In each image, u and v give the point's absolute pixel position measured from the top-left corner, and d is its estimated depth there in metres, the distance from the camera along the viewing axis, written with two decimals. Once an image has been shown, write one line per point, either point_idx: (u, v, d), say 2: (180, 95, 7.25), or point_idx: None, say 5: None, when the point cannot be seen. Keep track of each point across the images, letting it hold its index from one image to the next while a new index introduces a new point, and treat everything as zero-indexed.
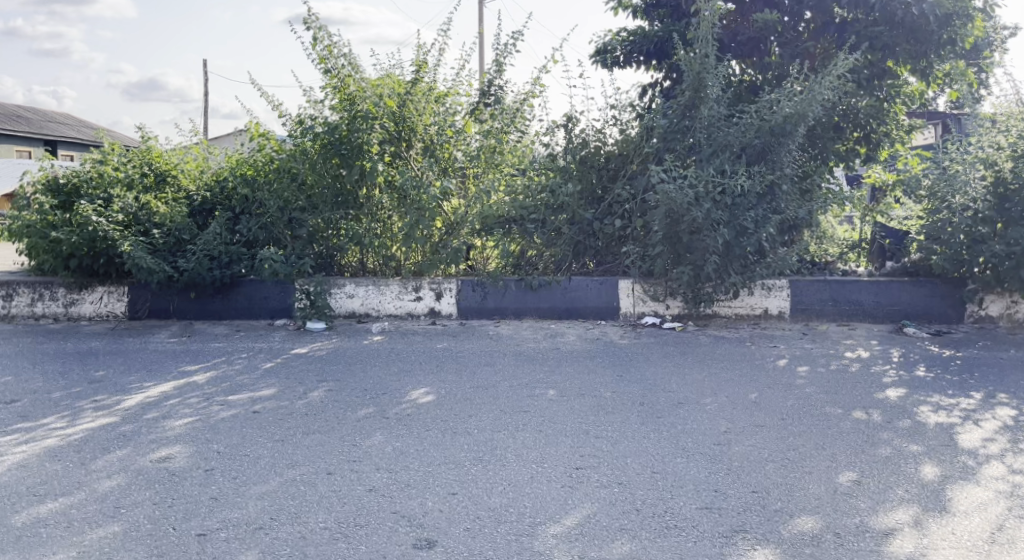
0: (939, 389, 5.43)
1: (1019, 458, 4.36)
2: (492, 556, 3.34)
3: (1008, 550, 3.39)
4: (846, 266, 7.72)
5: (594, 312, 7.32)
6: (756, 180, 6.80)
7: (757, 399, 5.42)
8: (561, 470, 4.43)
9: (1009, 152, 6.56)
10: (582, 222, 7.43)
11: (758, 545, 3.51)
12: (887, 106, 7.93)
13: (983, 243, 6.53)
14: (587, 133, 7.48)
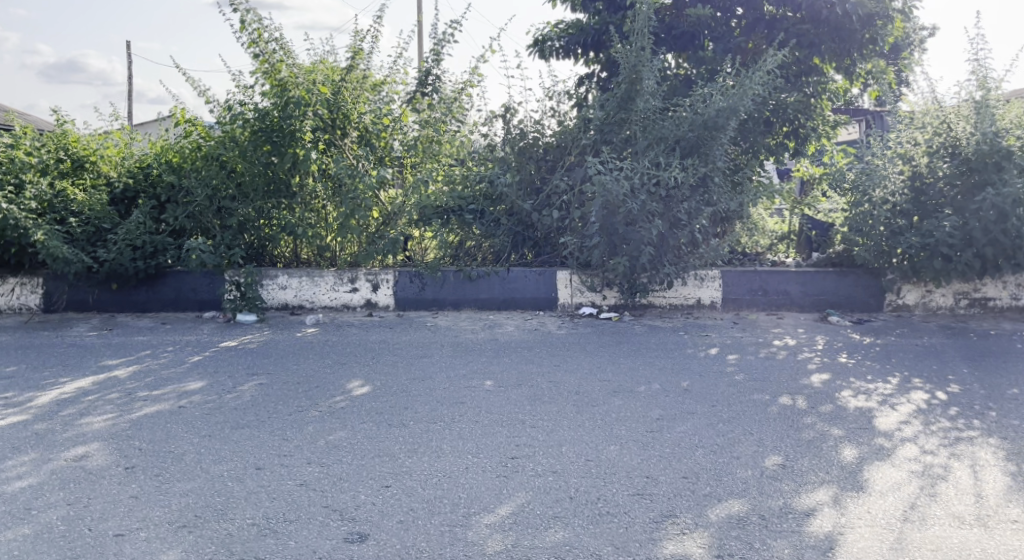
0: (859, 374, 5.66)
1: (932, 439, 4.57)
2: (424, 548, 3.32)
3: (920, 528, 3.55)
4: (776, 256, 8.00)
5: (531, 303, 7.34)
6: (690, 173, 6.93)
7: (690, 386, 5.54)
8: (497, 459, 4.44)
9: (925, 148, 6.89)
10: (520, 214, 7.43)
11: (687, 530, 3.59)
12: (814, 102, 8.03)
13: (902, 235, 6.79)
14: (525, 124, 7.51)
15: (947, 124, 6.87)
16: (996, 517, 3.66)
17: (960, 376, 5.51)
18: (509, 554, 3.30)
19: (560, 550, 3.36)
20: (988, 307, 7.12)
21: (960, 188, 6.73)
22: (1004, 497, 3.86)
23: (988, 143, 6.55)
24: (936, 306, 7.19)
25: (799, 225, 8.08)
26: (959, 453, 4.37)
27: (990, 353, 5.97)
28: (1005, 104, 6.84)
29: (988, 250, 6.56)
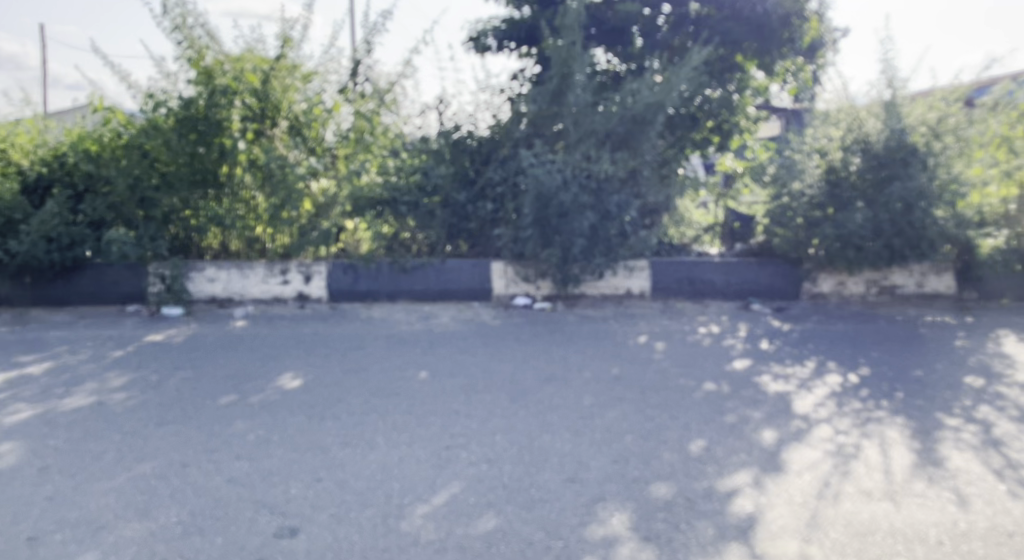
0: (779, 359, 5.92)
1: (845, 420, 4.83)
2: (356, 540, 3.33)
3: (832, 505, 3.77)
4: (702, 248, 8.19)
5: (466, 294, 7.36)
6: (620, 166, 7.23)
7: (620, 374, 5.68)
8: (431, 450, 4.47)
9: (839, 144, 7.21)
10: (454, 205, 7.46)
11: (615, 513, 3.71)
12: (737, 99, 8.24)
13: (818, 227, 7.16)
14: (460, 116, 7.53)
15: (860, 120, 7.22)
16: (901, 492, 3.91)
17: (871, 360, 5.83)
18: (442, 543, 3.33)
19: (493, 537, 3.42)
20: (895, 294, 7.54)
21: (870, 181, 7.08)
22: (908, 473, 4.12)
23: (895, 139, 6.96)
24: (850, 294, 7.56)
25: (724, 217, 8.25)
26: (868, 432, 4.64)
27: (898, 338, 6.34)
28: (911, 103, 7.24)
29: (895, 241, 6.96)
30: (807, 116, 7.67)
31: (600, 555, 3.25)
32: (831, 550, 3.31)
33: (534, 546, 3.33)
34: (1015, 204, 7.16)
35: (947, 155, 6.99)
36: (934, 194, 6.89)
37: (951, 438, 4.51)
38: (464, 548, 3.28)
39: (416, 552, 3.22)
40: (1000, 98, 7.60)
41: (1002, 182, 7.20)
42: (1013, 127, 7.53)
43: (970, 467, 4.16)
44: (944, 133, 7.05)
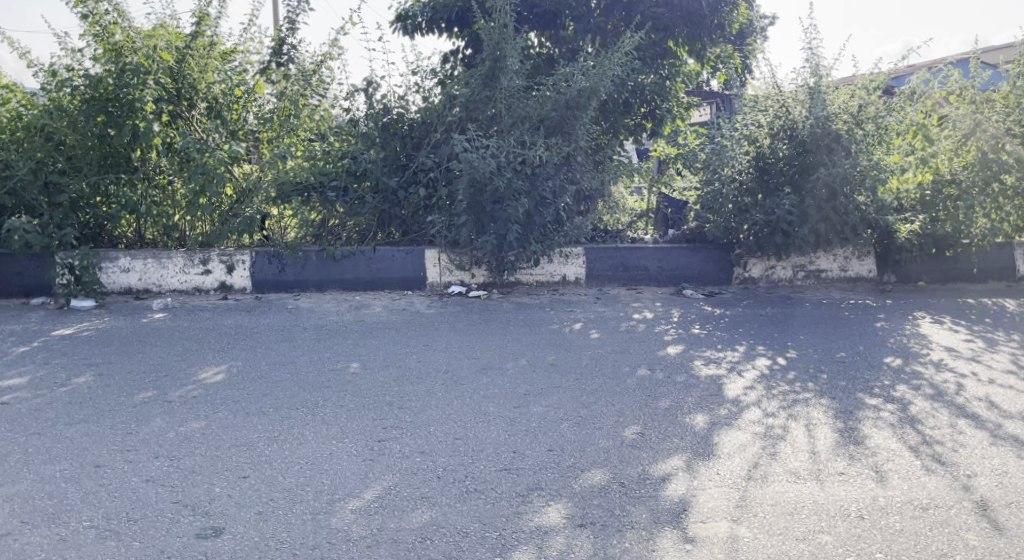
0: (710, 344, 6.00)
1: (773, 402, 4.93)
2: (285, 539, 3.19)
3: (761, 486, 3.84)
4: (636, 234, 8.22)
5: (399, 283, 7.24)
6: (554, 152, 7.15)
7: (555, 361, 5.66)
8: (363, 444, 4.34)
9: (767, 130, 7.32)
10: (385, 191, 7.29)
11: (551, 501, 3.68)
12: (669, 84, 8.35)
13: (747, 213, 7.35)
14: (390, 99, 7.34)
15: (787, 108, 7.32)
16: (826, 471, 4.01)
17: (797, 343, 5.98)
18: (374, 538, 3.24)
19: (426, 530, 3.34)
20: (821, 278, 7.75)
21: (797, 167, 7.26)
22: (833, 452, 4.23)
23: (821, 127, 7.06)
24: (778, 278, 7.74)
25: (657, 203, 8.46)
26: (795, 414, 4.74)
27: (823, 321, 6.51)
28: (834, 90, 7.38)
29: (821, 226, 7.13)
30: (737, 102, 7.80)
31: (536, 544, 3.23)
32: (760, 531, 3.38)
33: (469, 538, 3.28)
34: (930, 189, 7.56)
35: (868, 141, 7.20)
36: (856, 179, 7.09)
37: (872, 417, 4.65)
38: (397, 542, 3.20)
39: (345, 549, 3.12)
40: (917, 86, 7.71)
41: (917, 168, 7.54)
42: (927, 116, 7.69)
43: (890, 445, 4.29)
44: (866, 121, 7.22)
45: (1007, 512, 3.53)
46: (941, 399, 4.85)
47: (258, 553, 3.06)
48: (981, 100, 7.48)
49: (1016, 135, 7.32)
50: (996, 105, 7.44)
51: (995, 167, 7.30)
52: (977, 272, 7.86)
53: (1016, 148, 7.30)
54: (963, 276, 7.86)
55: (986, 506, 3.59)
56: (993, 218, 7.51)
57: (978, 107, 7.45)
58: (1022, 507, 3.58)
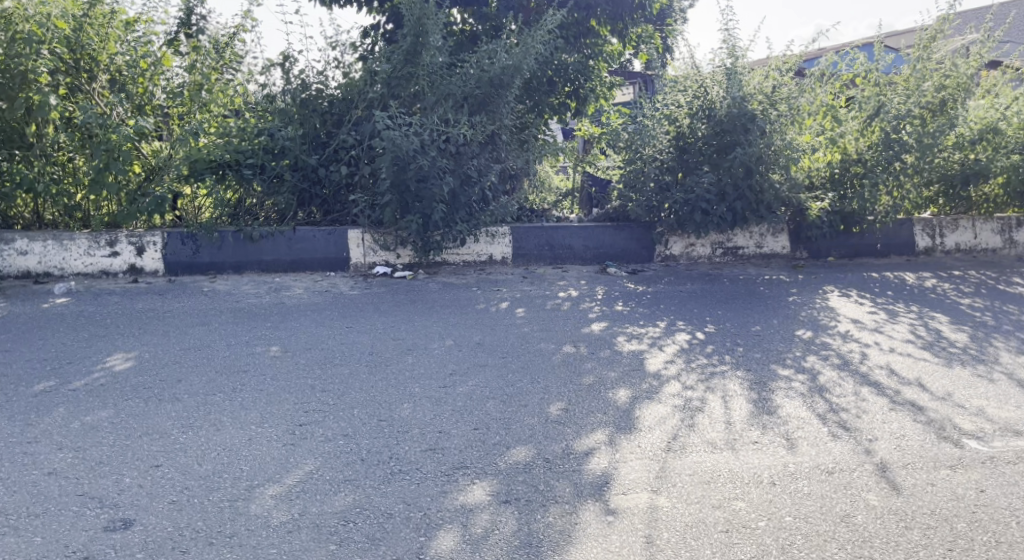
0: (633, 320, 6.12)
1: (692, 375, 5.07)
2: (201, 528, 3.09)
3: (680, 457, 3.95)
4: (562, 212, 8.45)
5: (321, 264, 7.09)
6: (478, 130, 7.08)
7: (481, 340, 5.65)
8: (283, 428, 4.23)
9: (687, 111, 7.48)
10: (304, 169, 7.10)
11: (477, 479, 3.68)
12: (592, 64, 8.31)
13: (669, 191, 7.52)
14: (308, 75, 7.16)
15: (704, 88, 7.48)
16: (741, 440, 4.16)
17: (715, 317, 6.15)
18: (294, 524, 3.18)
19: (349, 513, 3.30)
20: (738, 255, 7.99)
21: (715, 146, 7.44)
22: (747, 421, 4.39)
23: (737, 106, 7.26)
24: (698, 255, 7.94)
25: (582, 182, 8.65)
26: (713, 386, 4.89)
27: (740, 296, 6.73)
28: (750, 71, 7.56)
29: (737, 204, 7.42)
30: (658, 82, 7.88)
31: (460, 523, 3.24)
32: (679, 500, 3.48)
33: (393, 519, 3.26)
34: (837, 168, 7.84)
35: (782, 121, 7.41)
36: (770, 158, 7.36)
37: (784, 387, 4.84)
38: (319, 527, 3.16)
39: (264, 536, 3.05)
40: (826, 68, 8.02)
41: (826, 148, 7.84)
42: (836, 97, 8.05)
43: (800, 413, 4.48)
44: (779, 101, 7.43)
45: (905, 473, 3.74)
46: (847, 368, 5.10)
47: (171, 543, 2.96)
48: (884, 83, 7.85)
49: (915, 117, 7.70)
50: (898, 88, 7.78)
51: (896, 146, 7.62)
52: (880, 248, 8.29)
53: (915, 130, 7.67)
54: (868, 251, 8.27)
55: (886, 468, 3.80)
56: (895, 196, 7.89)
57: (881, 89, 7.79)
58: (917, 468, 3.81)
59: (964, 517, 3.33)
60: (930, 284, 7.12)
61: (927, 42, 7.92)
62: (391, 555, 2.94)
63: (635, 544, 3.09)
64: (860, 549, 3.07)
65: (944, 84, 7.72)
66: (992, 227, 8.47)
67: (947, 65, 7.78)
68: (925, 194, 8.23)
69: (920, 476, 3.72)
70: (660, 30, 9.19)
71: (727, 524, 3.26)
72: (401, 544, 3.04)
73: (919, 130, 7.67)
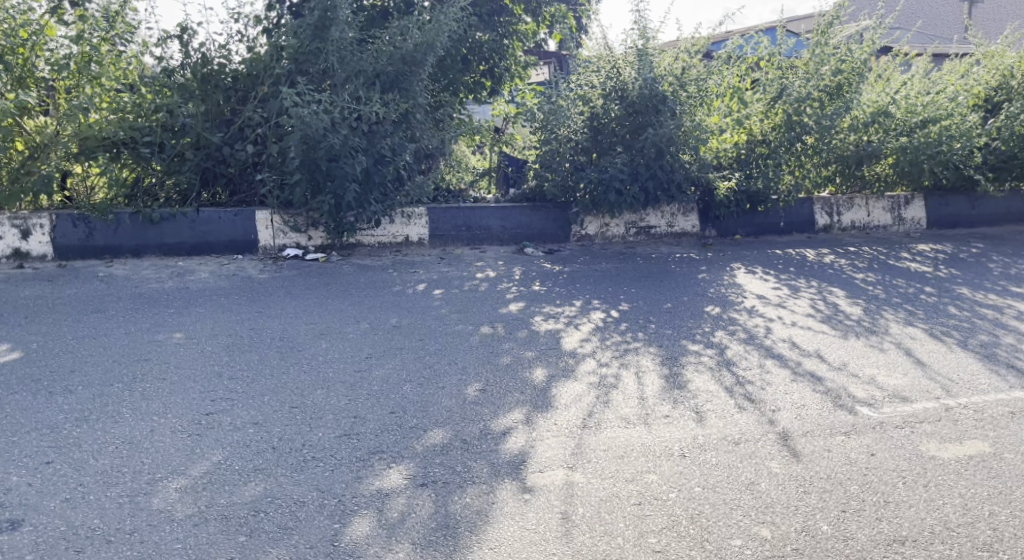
0: (550, 300, 6.17)
1: (606, 352, 5.16)
2: (98, 526, 2.93)
3: (595, 433, 4.01)
4: (478, 193, 8.25)
5: (227, 247, 6.83)
6: (392, 109, 6.91)
7: (398, 323, 5.57)
8: (188, 418, 4.05)
9: (600, 91, 7.55)
10: (208, 147, 6.84)
11: (393, 463, 3.63)
12: (507, 42, 8.28)
13: (583, 171, 7.59)
14: (209, 48, 6.83)
15: (617, 68, 7.59)
16: (653, 414, 4.26)
17: (629, 296, 6.27)
18: (201, 516, 3.05)
19: (259, 503, 3.19)
20: (651, 235, 8.15)
21: (628, 127, 7.60)
22: (658, 396, 4.49)
23: (649, 88, 7.40)
24: (612, 235, 8.06)
25: (497, 161, 8.38)
26: (627, 362, 4.99)
27: (653, 274, 6.88)
28: (660, 53, 7.69)
29: (649, 184, 7.58)
30: (572, 62, 7.96)
31: (375, 508, 3.18)
32: (593, 475, 3.54)
33: (306, 507, 3.17)
34: (744, 149, 8.17)
35: (691, 103, 7.62)
36: (680, 139, 7.56)
37: (693, 362, 4.99)
38: (227, 518, 3.04)
39: (168, 530, 2.92)
40: (733, 51, 8.28)
41: (733, 129, 8.11)
42: (743, 79, 8.33)
43: (709, 387, 4.62)
44: (688, 83, 7.62)
45: (805, 441, 3.92)
46: (752, 342, 5.30)
47: (65, 543, 2.79)
48: (786, 66, 8.16)
49: (813, 100, 8.02)
50: (798, 71, 8.10)
51: (798, 128, 8.06)
52: (784, 226, 8.63)
53: (813, 112, 8.03)
54: (772, 229, 8.59)
55: (788, 437, 3.97)
56: (796, 175, 8.40)
57: (783, 72, 8.12)
58: (816, 435, 4.00)
59: (857, 479, 3.52)
60: (829, 260, 7.48)
61: (824, 27, 8.20)
62: (303, 544, 2.87)
63: (551, 521, 3.12)
64: (763, 515, 3.20)
65: (840, 68, 7.96)
66: (883, 205, 8.99)
67: (842, 50, 8.06)
68: (824, 173, 8.73)
69: (818, 443, 3.91)
70: (574, 10, 8.95)
71: (639, 497, 3.34)
72: (313, 532, 2.97)
73: (818, 113, 8.03)
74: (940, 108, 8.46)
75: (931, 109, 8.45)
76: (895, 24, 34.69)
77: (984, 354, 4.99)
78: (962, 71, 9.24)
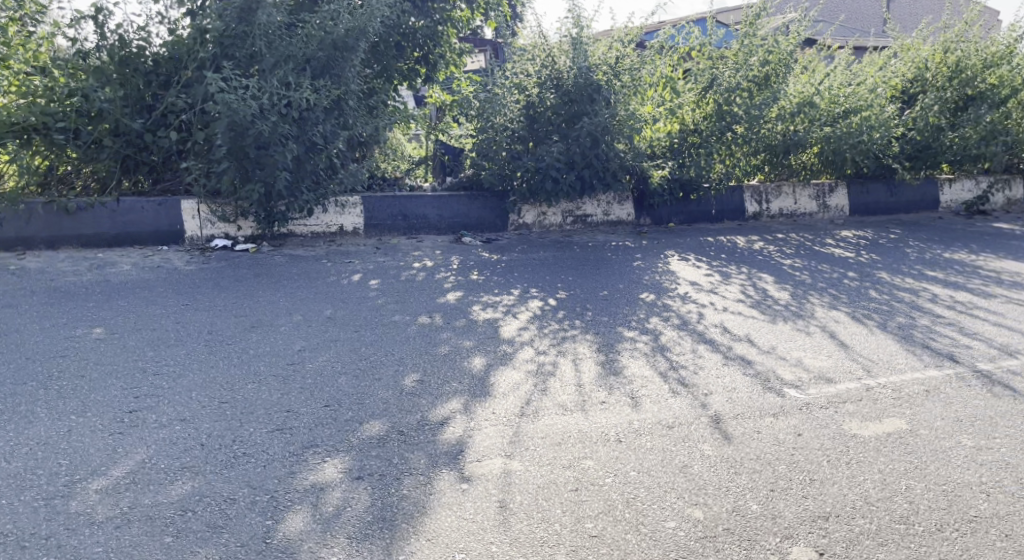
0: (488, 289, 6.14)
1: (544, 340, 5.17)
2: (9, 531, 2.77)
3: (532, 421, 4.01)
4: (414, 181, 8.40)
5: (151, 237, 6.61)
6: (323, 95, 6.74)
7: (332, 314, 5.46)
8: (110, 416, 3.88)
9: (535, 80, 7.60)
10: (128, 134, 6.57)
11: (328, 457, 3.55)
12: (441, 29, 8.01)
13: (520, 160, 7.60)
14: (126, 30, 6.51)
15: (552, 57, 7.64)
16: (590, 401, 4.29)
17: (566, 284, 6.31)
18: (123, 518, 2.92)
19: (187, 502, 3.07)
20: (587, 223, 8.22)
21: (563, 116, 7.62)
22: (595, 383, 4.53)
23: (583, 77, 7.48)
24: (550, 224, 8.10)
25: (433, 149, 8.36)
26: (564, 350, 5.02)
27: (589, 262, 6.94)
28: (595, 42, 7.75)
29: (585, 173, 7.64)
30: (507, 50, 7.94)
31: (310, 503, 3.11)
32: (531, 463, 3.54)
33: (236, 504, 3.08)
34: (677, 138, 8.34)
35: (624, 92, 7.70)
36: (614, 129, 7.62)
37: (629, 348, 5.05)
38: (152, 519, 2.92)
39: (88, 534, 2.79)
40: (665, 41, 8.36)
41: (665, 118, 8.21)
42: (675, 69, 8.40)
43: (644, 372, 4.69)
44: (623, 73, 7.67)
45: (736, 423, 4.01)
46: (686, 327, 5.40)
47: None
48: (716, 56, 8.35)
49: (743, 90, 8.25)
50: (728, 61, 8.30)
51: (728, 117, 8.28)
52: (715, 213, 8.83)
53: (743, 102, 8.26)
54: (704, 217, 8.78)
55: (720, 420, 4.06)
56: (727, 164, 8.63)
57: (714, 63, 8.30)
58: (746, 417, 4.10)
59: (785, 459, 3.62)
60: (759, 246, 7.69)
61: (752, 19, 8.40)
62: (235, 542, 2.78)
63: (489, 509, 3.11)
64: (696, 497, 3.26)
65: (768, 59, 8.31)
66: (809, 192, 9.30)
67: (770, 42, 8.32)
68: (754, 162, 8.97)
69: (748, 424, 4.01)
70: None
71: (576, 483, 3.35)
72: (244, 530, 2.88)
73: (746, 103, 8.26)
74: (860, 99, 8.76)
75: (853, 100, 8.74)
76: (823, 18, 35.93)
77: (902, 336, 5.21)
78: (881, 63, 9.63)
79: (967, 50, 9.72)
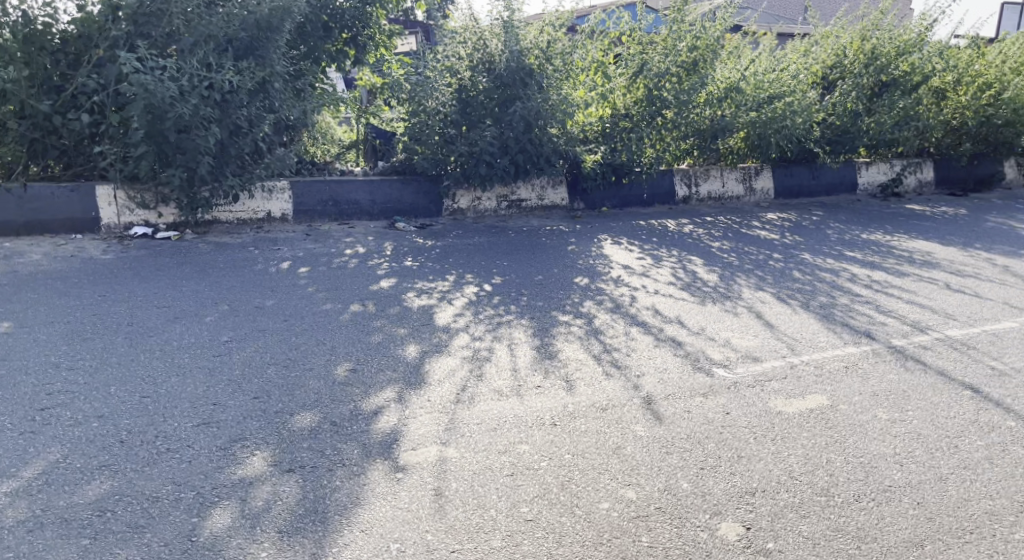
0: (423, 275, 6.08)
1: (479, 326, 5.15)
2: None
3: (468, 407, 3.99)
4: (344, 165, 8.42)
5: (65, 225, 6.31)
6: (247, 77, 6.52)
7: (261, 304, 5.30)
8: (20, 415, 3.66)
9: (467, 64, 7.53)
10: (35, 116, 6.25)
11: (256, 450, 3.45)
12: (370, 10, 7.79)
13: (453, 143, 7.57)
14: (30, 6, 6.15)
15: (484, 40, 7.57)
16: (525, 385, 4.29)
17: (502, 269, 6.28)
18: (35, 521, 2.77)
19: (105, 502, 2.94)
20: (522, 208, 8.18)
21: (496, 100, 7.59)
22: (530, 367, 4.54)
23: (516, 61, 7.43)
24: (484, 209, 8.04)
25: (365, 133, 8.37)
26: (499, 335, 5.00)
27: (524, 247, 6.94)
28: (526, 26, 7.72)
29: (518, 157, 7.67)
30: (438, 32, 7.78)
31: (238, 498, 3.01)
32: (466, 449, 3.52)
33: (160, 502, 2.96)
34: (608, 123, 8.37)
35: (556, 77, 7.74)
36: (547, 113, 7.61)
37: (563, 332, 5.07)
38: (66, 522, 2.78)
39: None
40: (595, 25, 8.46)
41: (598, 103, 8.31)
42: (605, 54, 8.49)
43: (578, 355, 4.73)
44: (554, 57, 7.70)
45: (667, 404, 4.08)
46: (618, 310, 5.46)
47: None
48: (646, 42, 8.47)
49: (672, 75, 8.40)
50: (657, 47, 8.43)
51: (658, 102, 8.39)
52: (647, 197, 8.96)
53: (672, 87, 8.40)
54: (636, 201, 8.90)
55: (652, 401, 4.12)
56: (659, 148, 8.72)
57: (644, 48, 8.42)
58: (677, 397, 4.17)
59: (714, 438, 3.70)
60: (689, 229, 7.84)
61: (680, 5, 8.53)
62: (159, 542, 2.68)
63: (424, 498, 3.07)
64: (629, 477, 3.30)
65: (696, 45, 8.46)
66: (736, 175, 9.52)
67: (698, 27, 8.45)
68: (683, 147, 9.13)
69: (679, 405, 4.08)
70: None
71: (511, 468, 3.35)
72: (167, 528, 2.77)
73: (676, 88, 8.41)
74: (783, 85, 9.03)
75: (777, 85, 8.99)
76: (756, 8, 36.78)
77: (824, 314, 5.39)
78: (802, 51, 10.08)
79: (882, 38, 10.06)
